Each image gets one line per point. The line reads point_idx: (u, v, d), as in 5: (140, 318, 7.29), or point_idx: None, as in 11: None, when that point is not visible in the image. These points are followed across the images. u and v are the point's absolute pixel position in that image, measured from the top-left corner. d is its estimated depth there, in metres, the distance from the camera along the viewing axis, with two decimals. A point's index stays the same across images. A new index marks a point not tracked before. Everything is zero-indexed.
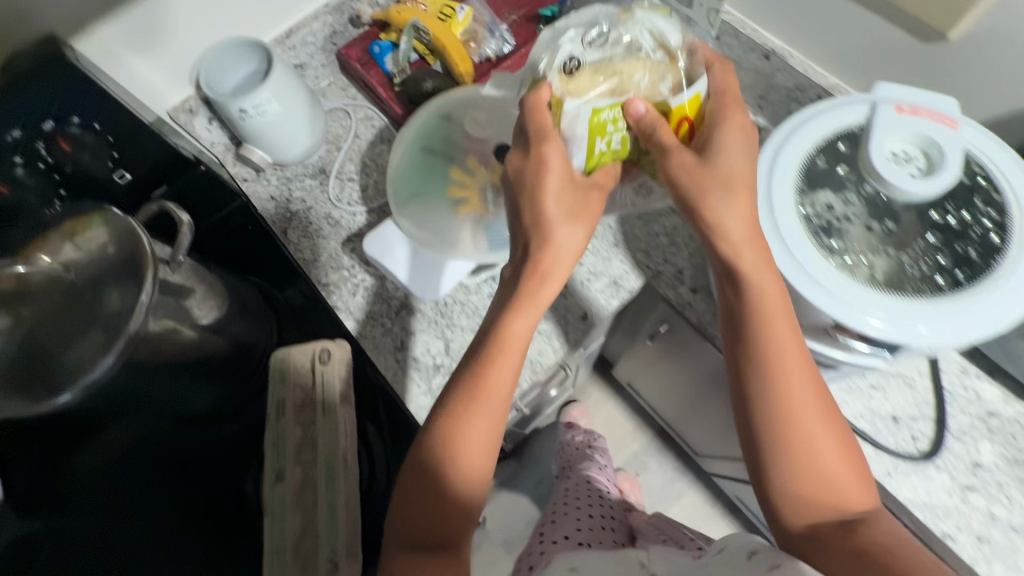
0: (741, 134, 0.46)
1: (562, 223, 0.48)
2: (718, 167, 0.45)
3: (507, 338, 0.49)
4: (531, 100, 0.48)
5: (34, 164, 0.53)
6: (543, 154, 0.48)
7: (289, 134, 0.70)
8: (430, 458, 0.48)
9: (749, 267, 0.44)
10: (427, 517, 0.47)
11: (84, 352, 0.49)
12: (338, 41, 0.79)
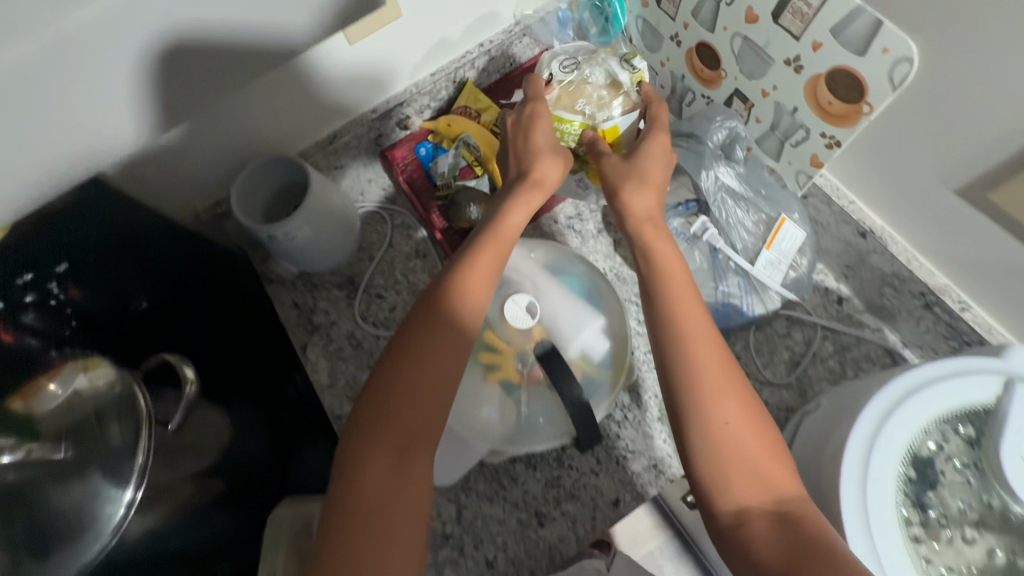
0: (665, 150, 0.54)
1: (548, 154, 0.55)
2: (642, 164, 0.53)
3: (505, 223, 0.51)
4: (531, 79, 0.60)
5: (45, 303, 0.48)
6: (534, 107, 0.57)
7: (319, 251, 0.66)
8: (421, 323, 0.46)
9: (652, 238, 0.49)
10: (401, 402, 0.43)
11: (83, 500, 0.43)
12: (385, 142, 0.73)
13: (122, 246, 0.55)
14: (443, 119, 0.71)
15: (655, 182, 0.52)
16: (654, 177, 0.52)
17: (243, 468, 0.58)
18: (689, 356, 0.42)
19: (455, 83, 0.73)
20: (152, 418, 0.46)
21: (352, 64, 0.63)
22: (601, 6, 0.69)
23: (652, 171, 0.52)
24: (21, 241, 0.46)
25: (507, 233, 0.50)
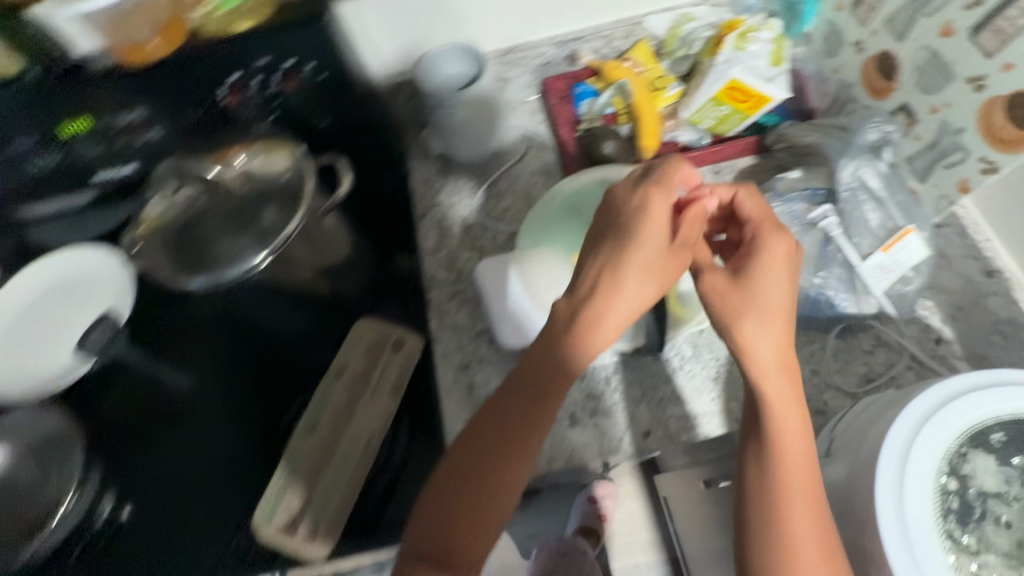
0: (785, 261, 0.48)
1: (637, 264, 0.47)
2: (755, 281, 0.48)
3: (594, 327, 0.46)
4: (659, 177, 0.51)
5: (263, 86, 0.61)
6: (645, 195, 0.49)
7: (468, 136, 0.75)
8: (501, 420, 0.47)
9: (772, 392, 0.47)
10: (482, 485, 0.46)
11: (233, 246, 0.62)
12: (550, 70, 0.81)
13: (327, 77, 0.63)
14: (609, 63, 0.77)
15: (771, 307, 0.47)
16: (758, 297, 0.47)
17: None
18: (779, 546, 0.43)
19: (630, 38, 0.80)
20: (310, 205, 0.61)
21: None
22: (794, 2, 0.72)
23: (760, 293, 0.47)
24: (264, 34, 0.59)
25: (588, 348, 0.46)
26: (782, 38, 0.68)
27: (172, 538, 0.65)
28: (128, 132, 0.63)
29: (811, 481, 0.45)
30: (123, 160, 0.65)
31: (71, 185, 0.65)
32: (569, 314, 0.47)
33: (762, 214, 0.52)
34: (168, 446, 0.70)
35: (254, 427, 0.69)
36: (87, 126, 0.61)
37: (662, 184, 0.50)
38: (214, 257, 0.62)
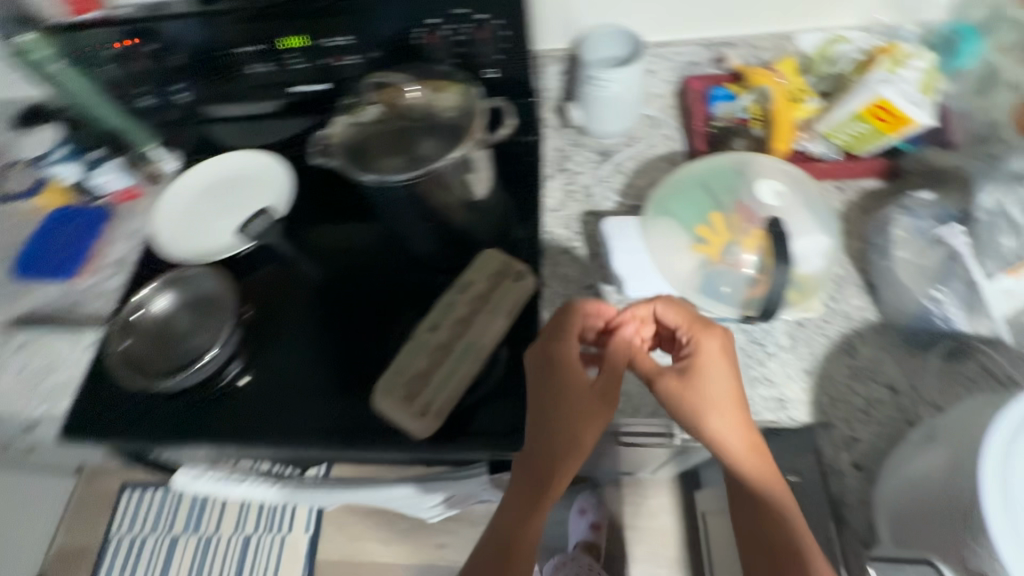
0: (717, 363, 0.59)
1: (549, 476, 0.61)
2: (700, 385, 0.58)
3: (564, 446, 0.60)
4: (554, 346, 0.62)
5: (451, 31, 0.72)
6: (550, 364, 0.61)
7: (611, 112, 0.81)
8: (524, 481, 0.62)
9: (753, 469, 0.59)
10: (523, 533, 0.63)
11: (392, 163, 0.71)
12: (693, 70, 0.87)
13: (507, 36, 0.72)
14: (753, 69, 0.81)
15: (720, 399, 0.58)
16: (706, 399, 0.58)
17: None
18: None
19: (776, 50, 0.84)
20: (472, 137, 0.69)
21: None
22: (953, 39, 0.75)
23: (708, 390, 0.58)
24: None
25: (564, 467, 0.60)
26: (935, 70, 0.71)
27: (289, 402, 0.74)
28: (331, 55, 0.76)
29: (805, 539, 0.57)
30: (320, 78, 0.80)
31: (284, 86, 0.82)
32: (534, 450, 0.61)
33: (684, 319, 0.61)
34: (301, 325, 0.80)
35: (376, 327, 0.77)
36: (302, 46, 0.75)
37: (564, 344, 0.62)
38: (379, 162, 0.71)
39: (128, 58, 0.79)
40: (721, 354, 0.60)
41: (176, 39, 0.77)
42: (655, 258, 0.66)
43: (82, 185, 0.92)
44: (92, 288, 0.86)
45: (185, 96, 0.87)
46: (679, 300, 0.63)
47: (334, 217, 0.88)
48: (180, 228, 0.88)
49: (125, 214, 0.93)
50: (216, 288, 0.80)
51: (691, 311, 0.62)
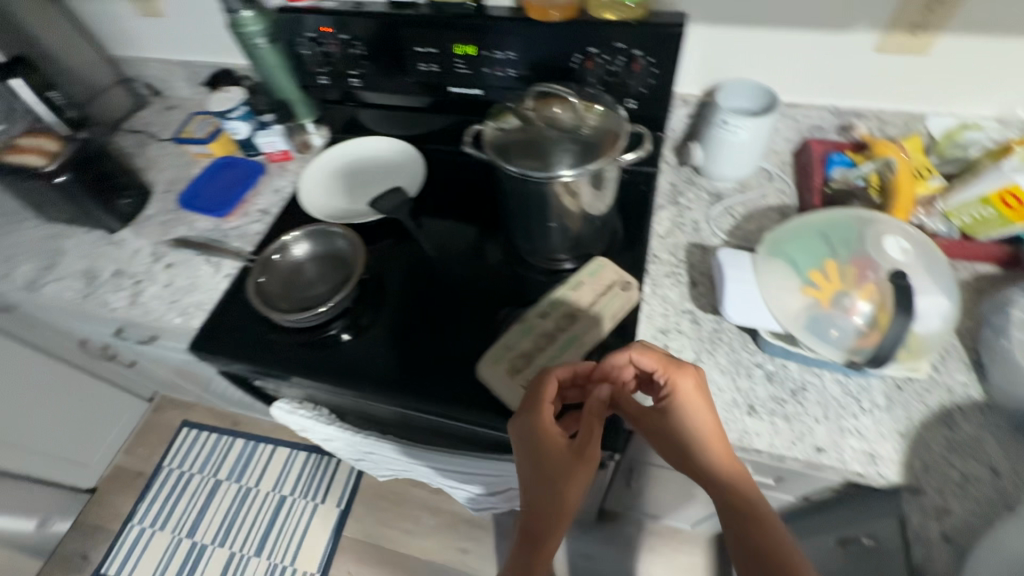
0: (698, 400, 0.62)
1: (553, 519, 0.64)
2: (682, 420, 0.63)
3: (559, 490, 0.63)
4: (532, 403, 0.63)
5: (605, 61, 0.80)
6: (532, 424, 0.62)
7: (732, 157, 0.87)
8: (530, 520, 0.65)
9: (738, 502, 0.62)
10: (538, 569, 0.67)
11: (531, 163, 0.75)
12: (816, 133, 0.91)
13: (653, 73, 0.80)
14: (881, 141, 0.83)
15: (703, 436, 0.62)
16: (689, 432, 0.63)
17: (588, 231, 0.83)
18: None
19: (905, 128, 0.86)
20: (611, 155, 0.74)
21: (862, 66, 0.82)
22: None
23: (692, 429, 0.62)
24: (629, 30, 0.77)
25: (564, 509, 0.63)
26: None
27: (364, 355, 0.82)
28: (491, 66, 0.86)
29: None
30: (476, 85, 0.90)
31: (440, 86, 0.92)
32: (532, 496, 0.64)
33: (661, 363, 0.64)
34: (409, 295, 0.87)
35: (475, 310, 0.84)
36: (471, 54, 0.86)
37: (539, 409, 0.62)
38: (520, 160, 0.76)
39: (323, 42, 0.92)
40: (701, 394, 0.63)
41: (367, 32, 0.88)
42: (766, 291, 0.68)
43: (249, 140, 1.06)
44: (238, 230, 0.99)
45: (354, 82, 0.97)
46: (652, 346, 0.65)
47: (449, 209, 0.98)
48: (321, 194, 0.99)
49: (275, 173, 1.07)
50: (344, 248, 0.89)
51: (665, 353, 0.65)
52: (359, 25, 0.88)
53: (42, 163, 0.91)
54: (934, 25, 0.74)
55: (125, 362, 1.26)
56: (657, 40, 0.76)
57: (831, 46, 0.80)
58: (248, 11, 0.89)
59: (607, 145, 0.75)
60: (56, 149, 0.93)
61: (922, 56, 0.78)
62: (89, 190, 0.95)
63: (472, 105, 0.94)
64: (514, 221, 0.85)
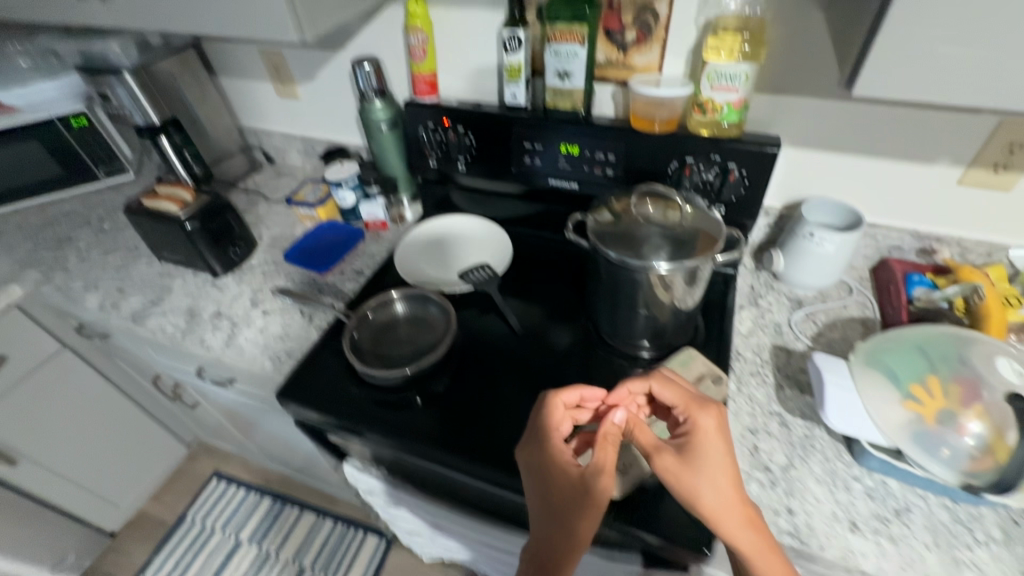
0: (709, 431, 0.63)
1: (561, 550, 0.62)
2: (694, 454, 0.62)
3: (565, 514, 0.63)
4: (546, 421, 0.68)
5: (700, 170, 0.88)
6: (545, 441, 0.67)
7: (816, 268, 0.90)
8: (538, 549, 0.64)
9: (749, 547, 0.58)
10: None
11: (630, 253, 0.79)
12: (894, 253, 0.95)
13: (745, 183, 0.86)
14: (965, 267, 0.86)
15: (717, 473, 0.61)
16: (702, 466, 0.61)
17: (675, 322, 0.86)
18: None
19: (987, 257, 0.89)
20: (707, 255, 0.78)
21: (943, 197, 0.87)
22: None
23: (706, 466, 0.61)
24: (726, 145, 0.84)
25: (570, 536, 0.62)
26: None
27: (438, 419, 0.82)
28: (592, 164, 0.95)
29: None
30: (573, 179, 0.98)
31: (539, 177, 1.01)
32: (540, 520, 0.65)
33: (682, 398, 0.67)
34: (493, 368, 0.89)
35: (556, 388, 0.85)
36: (574, 153, 0.95)
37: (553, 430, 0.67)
38: (619, 249, 0.80)
39: (440, 131, 1.03)
40: (720, 432, 0.64)
41: (483, 126, 0.99)
42: (868, 402, 0.68)
43: (353, 207, 1.16)
44: (333, 286, 1.05)
45: (459, 166, 1.06)
46: (676, 381, 0.69)
47: (531, 287, 1.02)
48: (415, 262, 1.06)
49: (371, 239, 1.16)
50: (436, 315, 0.93)
51: (688, 390, 0.68)
52: (477, 120, 0.99)
53: (175, 211, 1.01)
54: (1017, 167, 0.80)
55: (188, 401, 1.29)
56: (753, 156, 0.84)
57: (914, 176, 0.86)
58: (382, 103, 1.05)
59: (703, 246, 0.79)
60: (189, 200, 1.03)
61: (1005, 192, 0.83)
62: (209, 239, 1.04)
63: (564, 197, 1.03)
64: (601, 305, 0.89)
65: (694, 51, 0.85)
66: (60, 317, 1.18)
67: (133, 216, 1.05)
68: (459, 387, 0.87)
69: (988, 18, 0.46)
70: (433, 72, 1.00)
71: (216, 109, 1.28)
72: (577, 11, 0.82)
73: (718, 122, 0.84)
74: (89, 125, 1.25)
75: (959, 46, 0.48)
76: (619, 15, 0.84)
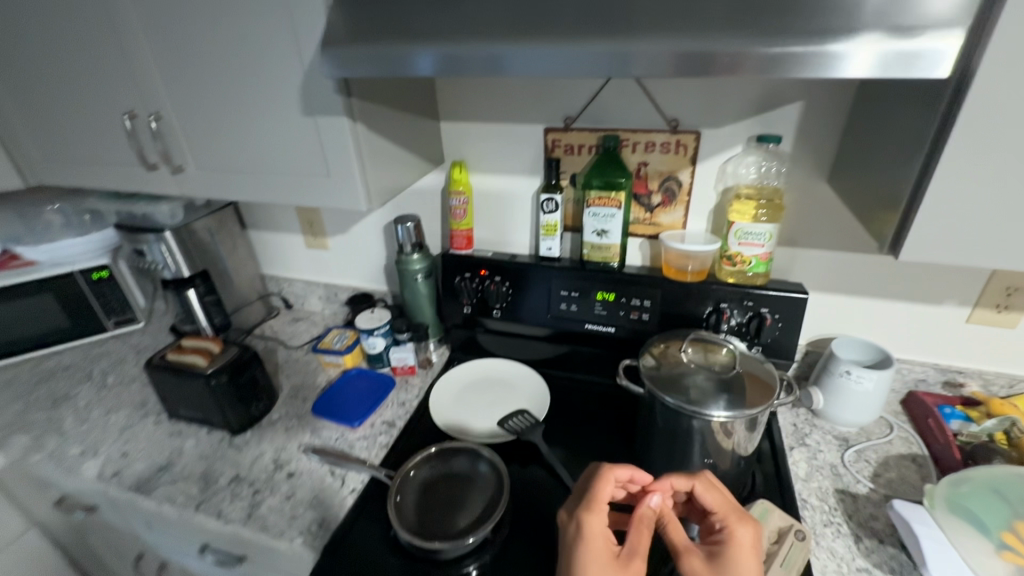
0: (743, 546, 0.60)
1: None
2: (725, 562, 0.59)
3: None
4: (594, 491, 0.65)
5: (735, 313, 0.93)
6: (586, 509, 0.64)
7: (857, 406, 0.92)
8: None
9: None
10: None
11: (688, 399, 0.79)
12: (921, 385, 0.99)
13: (779, 324, 0.92)
14: (994, 399, 0.89)
15: None
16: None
17: (736, 469, 0.83)
18: None
19: (1010, 388, 0.94)
20: (766, 404, 0.78)
21: (957, 333, 0.94)
22: None
23: None
24: (758, 292, 0.91)
25: None
26: None
27: None
28: (627, 309, 0.99)
29: None
30: (609, 323, 1.01)
31: (575, 321, 1.04)
32: None
33: (723, 505, 0.64)
34: (551, 532, 0.81)
35: None
36: (610, 299, 1.00)
37: (597, 504, 0.64)
38: (677, 396, 0.80)
39: (476, 280, 1.08)
40: (756, 551, 0.61)
41: (520, 275, 1.04)
42: (964, 557, 0.66)
43: (381, 354, 1.14)
44: (364, 440, 0.99)
45: (493, 311, 1.09)
46: (719, 486, 0.66)
47: (574, 433, 0.99)
48: (451, 410, 1.03)
49: (401, 387, 1.12)
50: (485, 473, 0.88)
51: (730, 499, 0.65)
52: (513, 270, 1.05)
53: (202, 364, 0.98)
54: (1017, 307, 0.89)
55: None
56: (784, 301, 0.90)
57: (926, 315, 0.94)
58: (420, 256, 1.10)
59: (759, 394, 0.79)
60: (216, 352, 1.00)
61: (1012, 327, 0.91)
62: (232, 394, 0.98)
63: (599, 340, 1.05)
64: (657, 453, 0.86)
65: (714, 211, 0.95)
66: (41, 488, 1.05)
67: (153, 372, 1.00)
68: (515, 556, 0.78)
69: (1002, 197, 0.56)
70: (470, 228, 1.07)
71: (243, 261, 1.32)
72: (611, 180, 0.93)
73: (746, 271, 0.92)
74: (109, 277, 1.24)
75: (991, 205, 0.56)
76: (646, 183, 0.96)
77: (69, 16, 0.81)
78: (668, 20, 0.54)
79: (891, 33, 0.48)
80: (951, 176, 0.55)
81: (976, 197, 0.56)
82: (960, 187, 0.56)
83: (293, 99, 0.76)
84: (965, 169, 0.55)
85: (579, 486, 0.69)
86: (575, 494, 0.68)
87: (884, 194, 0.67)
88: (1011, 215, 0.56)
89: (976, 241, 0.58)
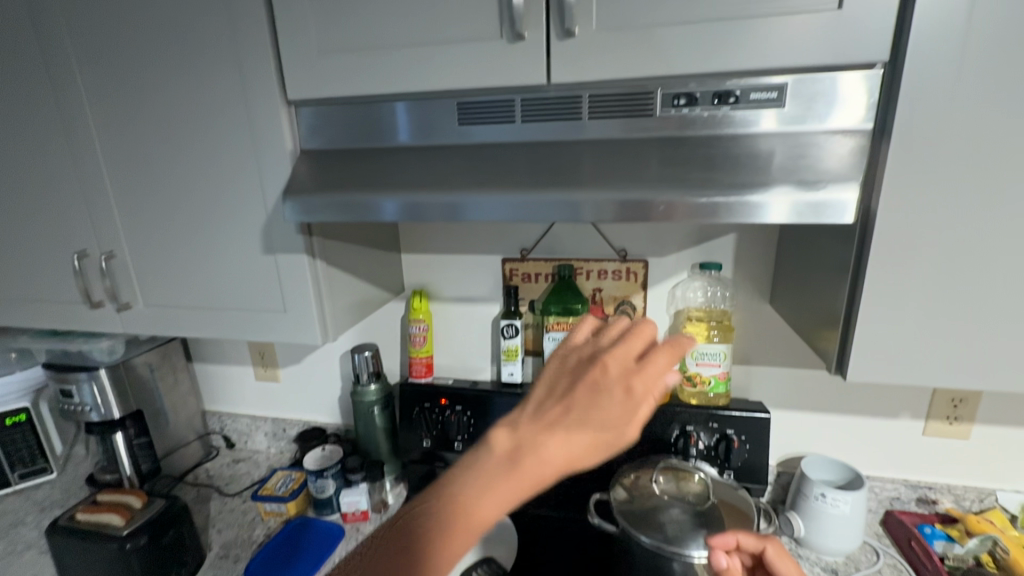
0: None
1: (530, 466, 0.42)
2: None
3: (578, 454, 0.42)
4: (657, 359, 0.45)
5: (702, 435, 0.91)
6: (638, 377, 0.44)
7: (837, 530, 0.87)
8: (505, 462, 0.42)
9: None
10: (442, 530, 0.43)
11: (666, 537, 0.74)
12: (896, 504, 0.97)
13: (747, 445, 0.90)
14: (970, 515, 0.88)
15: None
16: None
17: None
18: None
19: (981, 501, 0.93)
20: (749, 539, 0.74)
21: (918, 447, 0.95)
22: None
23: None
24: (721, 413, 0.91)
25: (541, 478, 0.42)
26: None
27: None
28: None
29: None
30: None
31: None
32: (541, 425, 0.43)
33: None
34: None
35: None
36: None
37: (653, 376, 0.44)
38: (655, 533, 0.75)
39: (436, 409, 1.03)
40: None
41: (482, 403, 1.01)
42: None
43: (330, 497, 1.03)
44: None
45: (455, 443, 1.03)
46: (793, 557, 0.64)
47: None
48: None
49: (350, 536, 0.99)
50: None
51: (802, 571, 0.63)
52: (474, 397, 1.01)
53: (118, 524, 0.85)
54: (965, 418, 0.92)
55: None
56: (748, 421, 0.90)
57: (884, 430, 0.95)
58: (377, 386, 1.06)
59: (740, 526, 0.75)
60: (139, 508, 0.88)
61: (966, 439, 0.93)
62: (150, 559, 0.84)
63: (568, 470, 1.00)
64: None
65: (670, 332, 0.98)
66: None
67: (55, 537, 0.86)
68: None
69: (925, 321, 0.60)
70: (431, 355, 1.05)
71: (184, 398, 1.22)
72: (568, 306, 0.96)
73: (706, 392, 0.92)
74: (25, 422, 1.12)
75: (916, 327, 0.60)
76: (602, 307, 0.99)
77: (35, 165, 0.83)
78: (606, 174, 0.60)
79: (797, 186, 0.54)
80: (876, 302, 0.60)
81: (903, 319, 0.60)
82: (886, 313, 0.60)
83: (255, 239, 0.77)
84: (887, 296, 0.60)
85: (638, 334, 0.47)
86: (624, 339, 0.47)
87: (822, 318, 0.71)
88: (936, 336, 0.60)
89: (912, 362, 0.62)
